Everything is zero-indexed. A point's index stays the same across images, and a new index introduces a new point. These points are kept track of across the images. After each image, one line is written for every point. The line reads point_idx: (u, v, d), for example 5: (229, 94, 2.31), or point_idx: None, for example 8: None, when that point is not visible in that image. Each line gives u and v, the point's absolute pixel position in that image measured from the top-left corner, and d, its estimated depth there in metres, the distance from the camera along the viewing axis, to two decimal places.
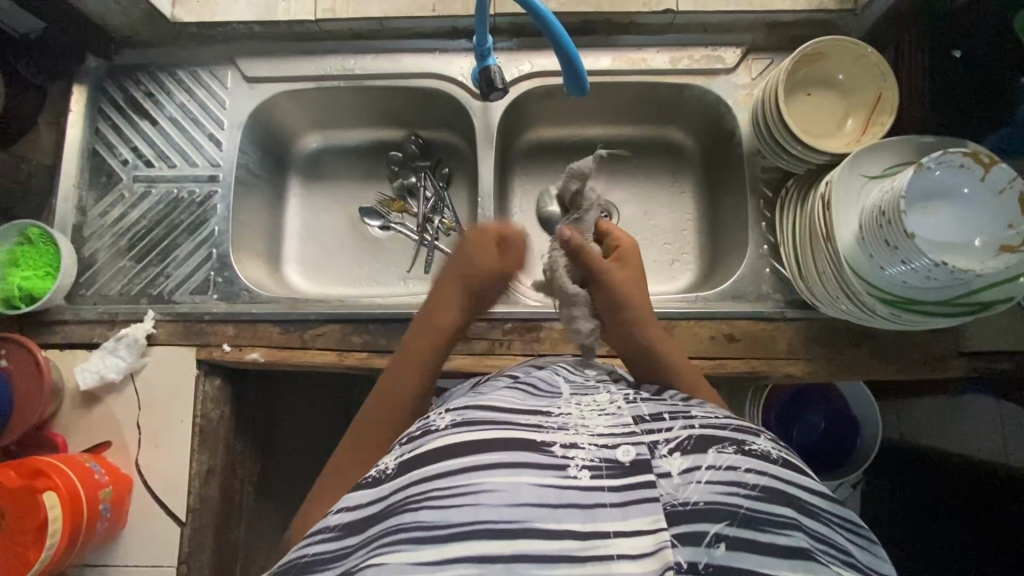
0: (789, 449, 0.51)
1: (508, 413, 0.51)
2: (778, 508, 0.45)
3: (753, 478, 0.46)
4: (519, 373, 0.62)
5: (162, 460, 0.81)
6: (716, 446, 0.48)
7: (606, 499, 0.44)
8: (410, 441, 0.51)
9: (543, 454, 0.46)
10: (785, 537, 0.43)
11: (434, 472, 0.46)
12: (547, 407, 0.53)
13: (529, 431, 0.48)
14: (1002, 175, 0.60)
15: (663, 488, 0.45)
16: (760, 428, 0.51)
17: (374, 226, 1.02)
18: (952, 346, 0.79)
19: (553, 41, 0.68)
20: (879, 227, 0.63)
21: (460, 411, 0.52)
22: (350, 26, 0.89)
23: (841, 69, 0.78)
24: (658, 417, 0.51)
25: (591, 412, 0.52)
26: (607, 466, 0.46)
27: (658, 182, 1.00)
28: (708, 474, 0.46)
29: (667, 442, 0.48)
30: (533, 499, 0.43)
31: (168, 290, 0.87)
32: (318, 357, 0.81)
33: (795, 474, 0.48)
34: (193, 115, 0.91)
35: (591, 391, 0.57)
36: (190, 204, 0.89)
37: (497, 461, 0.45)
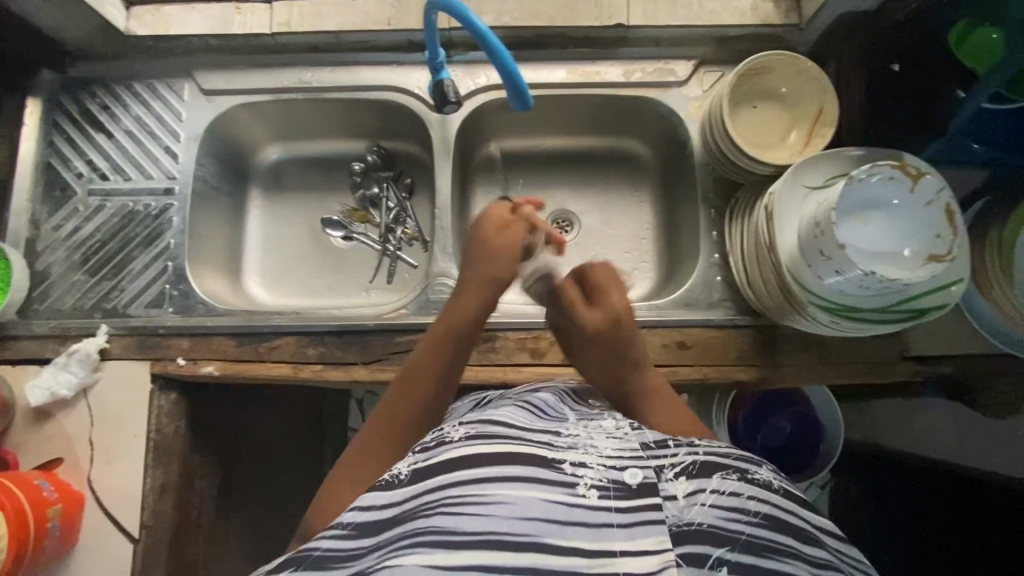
0: (788, 480, 0.54)
1: (522, 429, 0.53)
2: (778, 534, 0.47)
3: (754, 505, 0.49)
4: (524, 397, 0.66)
5: (116, 477, 0.81)
6: (719, 471, 0.51)
7: (612, 519, 0.46)
8: (424, 449, 0.52)
9: (552, 470, 0.48)
10: (786, 565, 0.46)
11: (449, 480, 0.48)
12: (556, 428, 0.56)
13: (543, 447, 0.51)
14: (929, 186, 0.62)
15: (669, 511, 0.48)
16: (761, 460, 0.54)
17: (336, 237, 1.02)
18: (897, 350, 0.82)
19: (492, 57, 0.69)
20: (813, 238, 0.65)
21: (474, 424, 0.54)
22: (306, 39, 0.89)
23: (784, 82, 0.80)
24: (663, 444, 0.53)
25: (599, 434, 0.55)
26: (614, 487, 0.48)
27: (618, 193, 1.02)
28: (713, 497, 0.49)
29: (673, 466, 0.51)
30: (543, 514, 0.46)
31: (122, 304, 0.86)
32: (273, 370, 0.81)
33: (796, 504, 0.51)
34: (149, 127, 0.91)
35: (596, 416, 0.61)
36: (146, 217, 0.89)
37: (512, 474, 0.47)
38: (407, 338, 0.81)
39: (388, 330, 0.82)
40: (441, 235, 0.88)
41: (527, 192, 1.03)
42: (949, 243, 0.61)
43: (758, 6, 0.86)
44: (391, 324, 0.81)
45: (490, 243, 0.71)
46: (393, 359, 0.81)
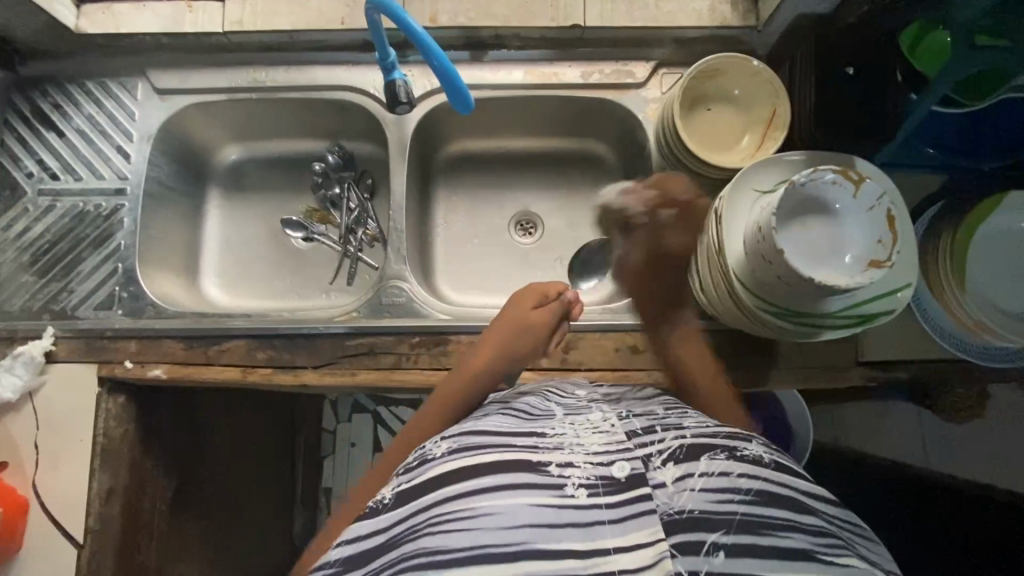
0: (780, 454, 0.52)
1: (507, 437, 0.53)
2: (771, 510, 0.45)
3: (745, 482, 0.47)
4: (509, 403, 0.64)
5: (62, 480, 0.80)
6: (707, 454, 0.50)
7: (604, 515, 0.45)
8: (408, 470, 0.54)
9: (538, 474, 0.48)
10: (784, 539, 0.43)
11: (432, 500, 0.47)
12: (543, 430, 0.55)
13: (527, 451, 0.51)
14: (870, 192, 0.62)
15: (659, 500, 0.46)
16: (750, 437, 0.54)
17: (297, 238, 1.01)
18: (851, 355, 0.81)
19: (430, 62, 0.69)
20: (757, 243, 0.64)
21: (456, 438, 0.55)
22: (259, 38, 0.88)
23: (738, 84, 0.79)
24: (649, 432, 0.54)
25: (585, 431, 0.55)
26: (603, 483, 0.47)
27: (581, 195, 1.01)
28: (702, 481, 0.47)
29: (661, 453, 0.50)
30: (533, 519, 0.44)
31: (72, 305, 0.85)
32: (220, 374, 0.80)
33: (788, 476, 0.49)
34: (101, 126, 0.89)
35: (585, 413, 0.61)
36: (96, 217, 0.87)
37: (497, 484, 0.47)
38: (358, 341, 0.80)
39: (339, 333, 0.81)
40: (396, 236, 0.87)
41: (490, 193, 1.02)
42: (889, 249, 0.60)
43: (716, 8, 0.85)
44: (342, 327, 0.80)
45: (524, 316, 0.77)
46: (346, 361, 0.80)
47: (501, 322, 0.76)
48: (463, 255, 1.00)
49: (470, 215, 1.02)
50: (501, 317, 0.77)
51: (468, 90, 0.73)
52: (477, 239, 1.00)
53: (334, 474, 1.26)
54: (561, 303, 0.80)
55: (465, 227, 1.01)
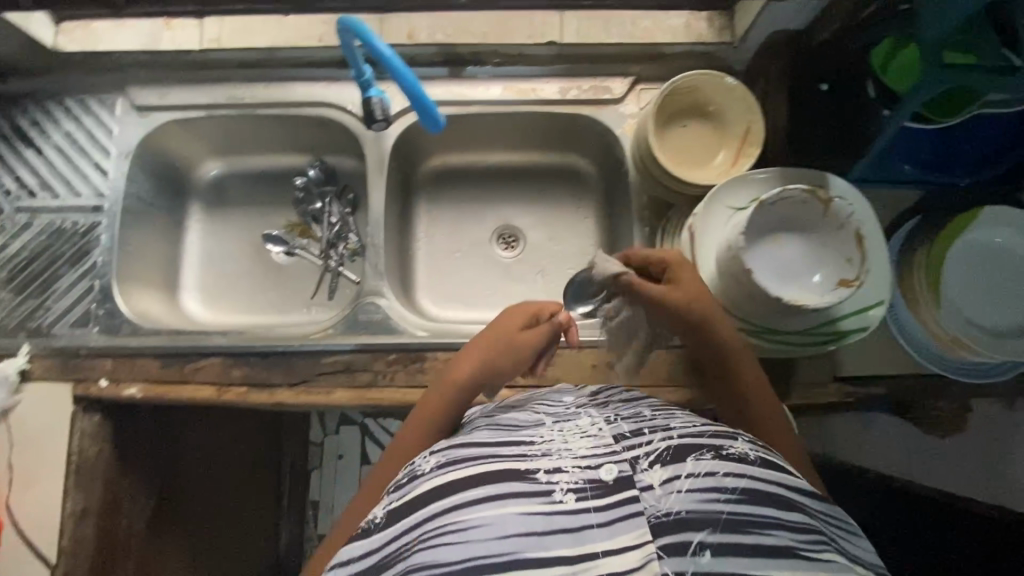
0: (768, 448, 0.52)
1: (493, 446, 0.51)
2: (756, 508, 0.45)
3: (731, 481, 0.46)
4: (495, 415, 0.62)
5: (35, 499, 0.79)
6: (693, 454, 0.48)
7: (592, 518, 0.44)
8: (398, 487, 0.52)
9: (526, 482, 0.47)
10: (767, 536, 0.44)
11: (423, 515, 0.47)
12: (531, 436, 0.54)
13: (515, 460, 0.49)
14: (840, 211, 0.62)
15: (646, 502, 0.45)
16: (736, 433, 0.53)
17: (278, 252, 1.01)
18: (828, 371, 0.81)
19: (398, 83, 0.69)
20: (727, 263, 0.64)
21: (444, 451, 0.53)
22: (237, 55, 0.88)
23: (713, 101, 0.79)
24: (638, 433, 0.51)
25: (573, 435, 0.53)
26: (591, 486, 0.46)
27: (562, 208, 1.01)
28: (689, 482, 0.46)
29: (648, 455, 0.48)
30: (521, 529, 0.44)
31: (48, 323, 0.85)
32: (196, 392, 0.80)
33: (775, 472, 0.49)
34: (79, 143, 0.90)
35: (573, 416, 0.58)
36: (73, 234, 0.87)
37: (485, 496, 0.46)
38: (334, 359, 0.80)
39: (315, 350, 0.81)
40: (373, 253, 0.87)
41: (472, 207, 1.02)
42: (858, 268, 0.61)
43: (692, 24, 0.86)
44: (318, 345, 0.80)
45: (512, 342, 0.69)
46: (323, 379, 0.80)
47: (484, 340, 0.70)
48: (444, 269, 1.00)
49: (452, 229, 1.01)
50: (485, 334, 0.71)
51: (434, 107, 0.73)
52: (458, 253, 1.00)
53: (320, 487, 1.25)
54: (550, 325, 0.72)
55: (446, 241, 1.01)
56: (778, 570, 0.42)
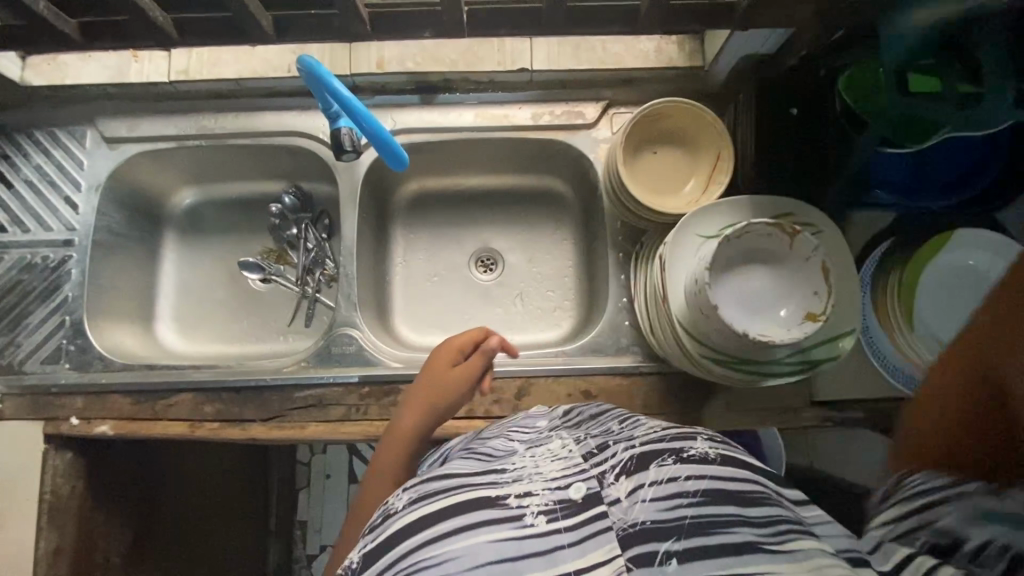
0: (729, 443, 0.49)
1: (462, 475, 0.49)
2: (719, 507, 0.42)
3: (694, 484, 0.44)
4: (472, 445, 0.61)
5: (8, 540, 0.79)
6: (656, 459, 0.46)
7: (563, 539, 0.43)
8: (372, 529, 0.48)
9: (497, 509, 0.44)
10: (731, 534, 0.41)
11: (397, 554, 0.43)
12: (501, 464, 0.52)
13: (487, 486, 0.47)
14: (806, 242, 0.61)
15: (614, 516, 0.44)
16: (696, 430, 0.50)
17: (254, 279, 1.00)
18: (805, 396, 0.81)
19: (362, 127, 0.69)
20: (695, 296, 0.63)
21: (416, 485, 0.49)
22: (207, 86, 0.87)
23: (684, 127, 0.79)
24: (604, 447, 0.50)
25: (545, 459, 0.51)
26: (560, 506, 0.45)
27: (539, 230, 1.01)
28: (652, 490, 0.44)
29: (614, 468, 0.47)
30: (493, 557, 0.42)
31: (18, 360, 0.84)
32: (169, 429, 0.79)
33: (738, 467, 0.46)
34: (48, 177, 0.89)
35: (545, 442, 0.56)
36: (44, 269, 0.86)
37: (458, 527, 0.43)
38: (307, 393, 0.80)
39: (288, 384, 0.80)
40: (346, 283, 0.86)
41: (450, 231, 1.01)
42: (825, 301, 0.60)
43: (663, 48, 0.86)
44: (290, 379, 0.80)
45: (440, 374, 0.72)
46: (296, 414, 0.79)
47: (426, 384, 0.72)
48: (422, 294, 0.99)
49: (429, 253, 1.01)
50: (425, 378, 0.73)
51: (399, 145, 0.72)
52: (436, 277, 1.00)
53: (308, 508, 1.22)
54: (484, 351, 0.73)
55: (424, 266, 1.00)
56: (745, 567, 0.39)
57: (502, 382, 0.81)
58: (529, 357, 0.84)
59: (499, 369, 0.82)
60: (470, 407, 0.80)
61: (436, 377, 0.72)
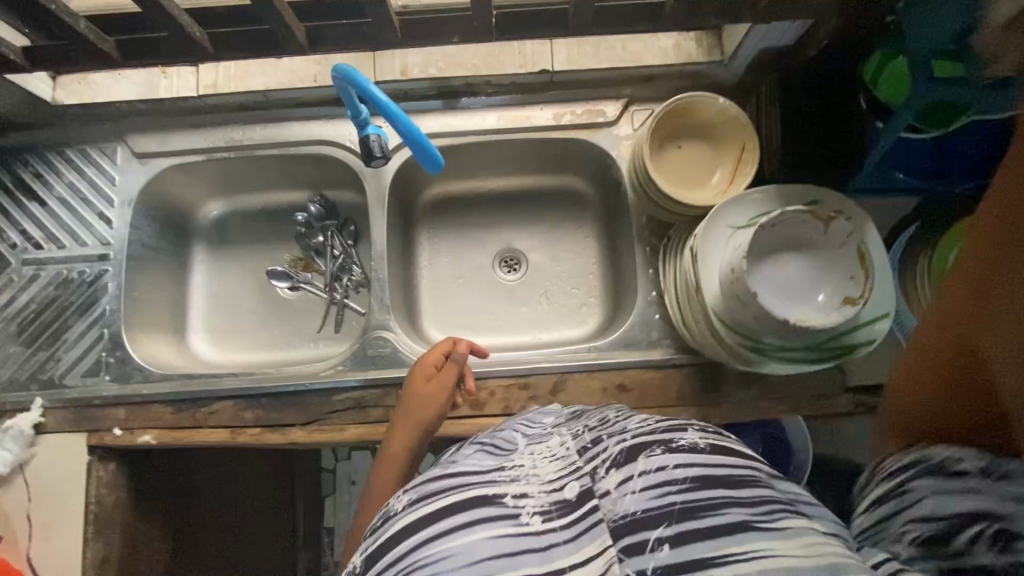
0: (719, 433, 0.49)
1: (465, 475, 0.51)
2: (708, 493, 0.42)
3: (681, 471, 0.44)
4: (482, 435, 0.64)
5: (56, 551, 0.79)
6: (644, 452, 0.47)
7: (559, 536, 0.44)
8: (373, 531, 0.50)
9: (494, 507, 0.46)
10: (719, 516, 0.41)
11: (395, 555, 0.45)
12: (502, 463, 0.54)
13: (484, 485, 0.49)
14: (841, 228, 0.63)
15: (606, 509, 0.44)
16: (688, 422, 0.50)
17: (283, 287, 1.01)
18: (838, 382, 0.81)
19: (396, 127, 0.70)
20: (731, 284, 0.65)
21: (416, 487, 0.52)
22: (235, 98, 0.89)
23: (707, 120, 0.81)
24: (597, 442, 0.52)
25: (543, 460, 0.54)
26: (555, 506, 0.46)
27: (561, 229, 1.02)
28: (642, 481, 0.44)
29: (606, 463, 0.48)
30: (490, 552, 0.43)
31: (59, 374, 0.85)
32: (210, 436, 0.80)
33: (725, 456, 0.46)
34: (82, 193, 0.90)
35: (547, 438, 0.59)
36: (81, 284, 0.88)
37: (457, 526, 0.45)
38: (345, 395, 0.81)
39: (327, 387, 0.81)
40: (379, 287, 0.87)
41: (474, 233, 1.03)
42: (863, 284, 0.61)
43: (681, 45, 0.87)
44: (329, 382, 0.81)
45: (421, 385, 0.74)
46: (335, 416, 0.80)
47: (410, 402, 0.74)
48: (449, 295, 1.00)
49: (454, 256, 1.02)
50: (405, 397, 0.75)
51: (434, 147, 0.73)
52: (461, 278, 1.01)
53: (336, 516, 1.20)
54: (455, 362, 0.76)
55: (449, 268, 1.02)
56: (738, 547, 0.39)
57: (536, 378, 0.82)
58: (562, 353, 0.85)
59: (533, 365, 0.83)
60: (505, 403, 0.81)
61: (415, 393, 0.74)
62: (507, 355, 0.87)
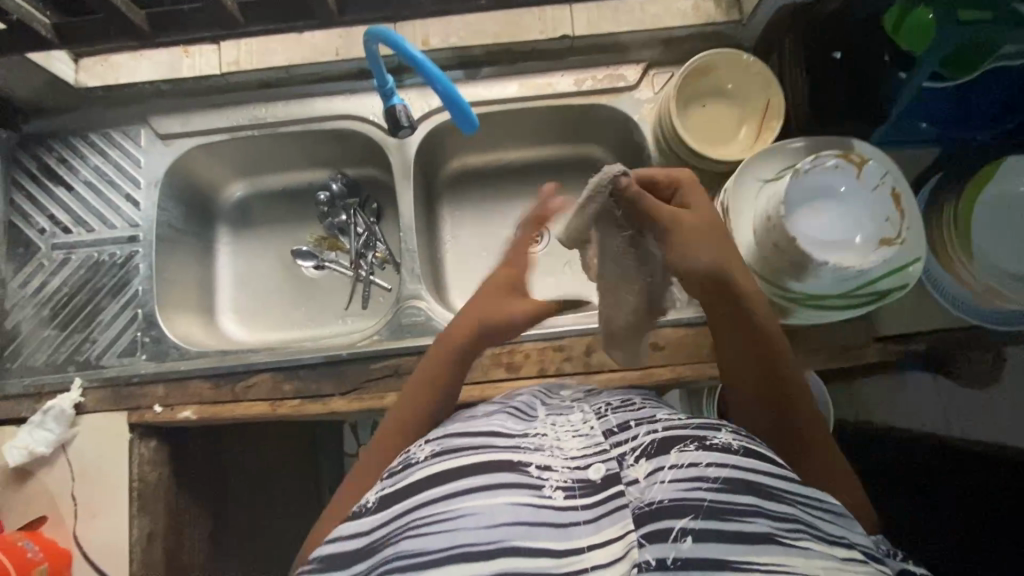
0: (753, 437, 0.50)
1: (487, 437, 0.51)
2: (739, 496, 0.44)
3: (714, 471, 0.45)
4: (505, 399, 0.64)
5: (103, 528, 0.80)
6: (677, 445, 0.47)
7: (579, 516, 0.44)
8: (391, 474, 0.51)
9: (517, 473, 0.47)
10: (746, 523, 0.42)
11: (413, 502, 0.47)
12: (524, 429, 0.53)
13: (507, 451, 0.49)
14: (873, 173, 0.65)
15: (632, 496, 0.45)
16: (721, 424, 0.51)
17: (308, 266, 1.01)
18: (868, 332, 0.82)
19: (433, 86, 0.70)
20: (767, 232, 0.66)
21: (439, 440, 0.52)
22: (257, 75, 0.89)
23: (730, 78, 0.81)
24: (626, 427, 0.52)
25: (566, 433, 0.53)
26: (579, 485, 0.46)
27: (582, 199, 1.02)
28: (672, 473, 0.45)
29: (634, 450, 0.48)
30: (508, 518, 0.43)
31: (96, 355, 0.86)
32: (251, 409, 0.81)
33: (761, 462, 0.47)
34: (108, 177, 0.91)
35: (566, 411, 0.59)
36: (112, 266, 0.89)
37: (479, 484, 0.46)
38: (382, 364, 0.82)
39: (363, 357, 0.82)
40: (408, 258, 0.88)
41: (496, 207, 1.03)
42: (897, 225, 0.64)
43: (699, 6, 0.88)
44: (366, 352, 0.82)
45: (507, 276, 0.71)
46: (373, 385, 0.81)
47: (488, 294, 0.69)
48: (474, 267, 1.01)
49: (477, 229, 1.02)
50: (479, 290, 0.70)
51: (469, 106, 0.73)
52: (485, 250, 1.01)
53: None
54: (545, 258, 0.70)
55: (473, 241, 1.02)
56: (757, 557, 0.41)
57: (570, 341, 0.83)
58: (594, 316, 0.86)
59: (566, 328, 0.84)
60: (541, 366, 0.82)
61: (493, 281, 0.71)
62: (539, 321, 0.88)
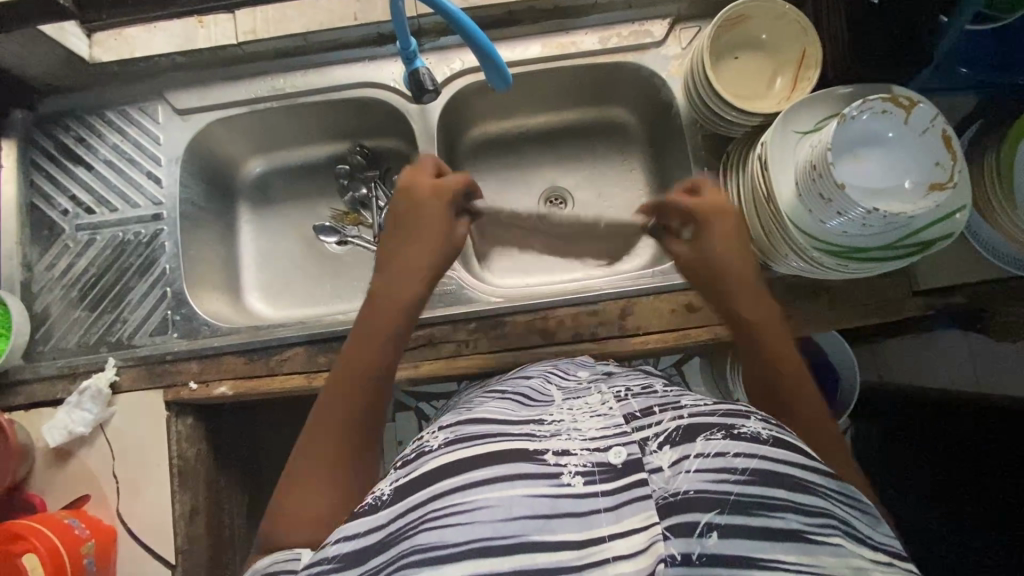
0: (783, 427, 0.48)
1: (501, 424, 0.49)
2: (767, 489, 0.42)
3: (742, 461, 0.44)
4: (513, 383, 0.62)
5: (144, 506, 0.79)
6: (703, 433, 0.46)
7: (600, 503, 0.42)
8: (404, 464, 0.49)
9: (535, 463, 0.44)
10: (775, 519, 0.41)
11: (429, 494, 0.44)
12: (540, 414, 0.52)
13: (523, 440, 0.47)
14: (924, 115, 0.63)
15: (656, 484, 0.43)
16: (750, 411, 0.49)
17: (332, 242, 1.00)
18: (907, 287, 0.80)
19: (469, 38, 0.68)
20: (812, 182, 0.65)
21: (452, 427, 0.50)
22: (274, 45, 0.87)
23: (765, 28, 0.79)
24: (649, 412, 0.50)
25: (584, 415, 0.51)
26: (599, 470, 0.44)
27: (606, 163, 1.00)
28: (697, 462, 0.44)
29: (658, 436, 0.47)
30: (525, 511, 0.42)
31: (126, 335, 0.85)
32: (287, 382, 0.81)
33: (792, 452, 0.45)
34: (128, 155, 0.89)
35: (583, 393, 0.57)
36: (138, 244, 0.88)
37: (494, 475, 0.43)
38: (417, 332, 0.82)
39: None
40: None
41: (518, 175, 1.01)
42: (949, 169, 0.62)
43: None
44: None
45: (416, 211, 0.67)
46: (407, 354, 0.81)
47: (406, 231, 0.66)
48: None
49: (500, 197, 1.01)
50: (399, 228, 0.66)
51: (503, 62, 0.72)
52: None
53: None
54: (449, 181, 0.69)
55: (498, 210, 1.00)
56: (785, 555, 0.40)
57: (603, 305, 0.82)
58: (626, 279, 0.84)
59: (596, 293, 0.82)
60: (575, 331, 0.81)
61: (419, 227, 0.66)
62: (565, 287, 0.87)
